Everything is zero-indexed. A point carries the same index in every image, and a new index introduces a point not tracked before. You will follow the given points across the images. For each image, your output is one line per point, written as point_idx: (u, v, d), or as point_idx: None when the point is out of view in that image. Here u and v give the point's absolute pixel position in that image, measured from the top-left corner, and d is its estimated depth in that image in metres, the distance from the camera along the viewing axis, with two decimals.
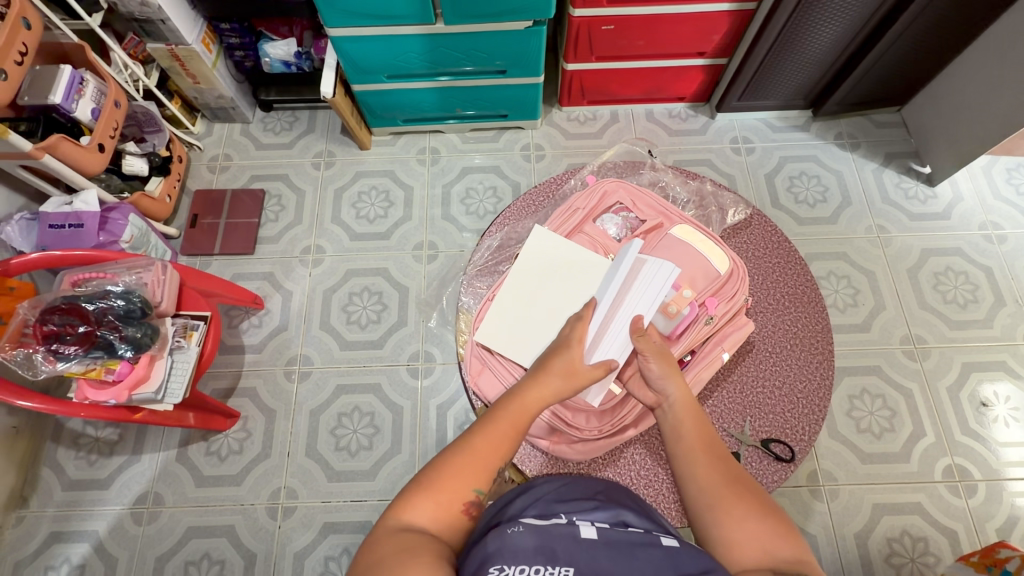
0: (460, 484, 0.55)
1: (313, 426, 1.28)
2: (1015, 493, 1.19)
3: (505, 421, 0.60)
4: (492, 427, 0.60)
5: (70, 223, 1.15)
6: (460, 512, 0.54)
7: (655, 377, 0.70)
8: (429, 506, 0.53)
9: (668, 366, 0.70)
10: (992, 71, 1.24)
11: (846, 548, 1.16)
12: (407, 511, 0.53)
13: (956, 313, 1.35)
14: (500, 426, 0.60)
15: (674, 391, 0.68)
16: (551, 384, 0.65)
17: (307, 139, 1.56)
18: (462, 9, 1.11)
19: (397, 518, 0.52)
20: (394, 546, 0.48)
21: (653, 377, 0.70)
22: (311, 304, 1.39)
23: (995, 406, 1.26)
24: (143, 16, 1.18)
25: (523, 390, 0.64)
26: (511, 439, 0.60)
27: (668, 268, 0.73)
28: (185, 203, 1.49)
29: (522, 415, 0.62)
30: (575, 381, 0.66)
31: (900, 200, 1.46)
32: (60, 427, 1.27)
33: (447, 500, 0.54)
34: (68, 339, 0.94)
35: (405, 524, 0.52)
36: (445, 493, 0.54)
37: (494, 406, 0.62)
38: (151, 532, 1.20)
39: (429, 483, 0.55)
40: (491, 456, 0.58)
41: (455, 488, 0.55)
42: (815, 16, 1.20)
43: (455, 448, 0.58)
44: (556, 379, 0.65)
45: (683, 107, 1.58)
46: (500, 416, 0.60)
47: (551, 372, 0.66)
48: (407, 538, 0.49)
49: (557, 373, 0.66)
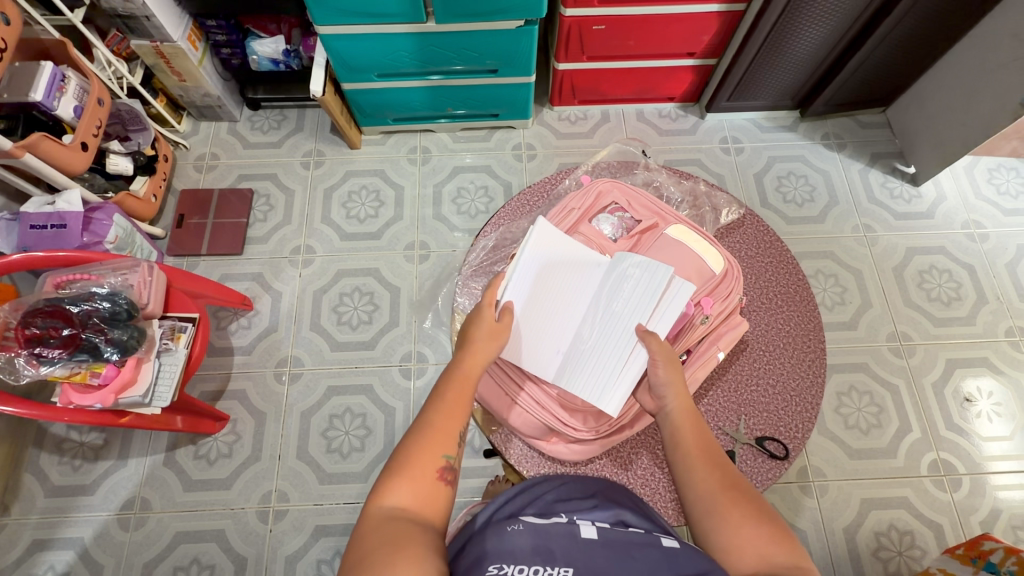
0: (431, 455, 0.57)
1: (304, 428, 1.26)
2: (998, 486, 1.22)
3: (455, 390, 0.64)
4: (444, 397, 0.63)
5: (51, 223, 1.12)
6: (436, 480, 0.56)
7: (659, 382, 0.72)
8: (407, 486, 0.54)
9: (674, 372, 0.73)
10: (975, 73, 1.26)
11: (834, 542, 1.18)
12: (388, 496, 0.53)
13: (941, 310, 1.37)
14: (453, 392, 0.63)
15: (673, 401, 0.71)
16: (484, 349, 0.71)
17: (296, 138, 1.54)
18: (454, 8, 1.10)
19: (379, 505, 0.52)
20: (381, 535, 0.48)
21: (657, 382, 0.73)
22: (301, 304, 1.37)
23: (979, 401, 1.29)
24: (127, 13, 1.16)
25: (459, 361, 0.68)
26: (465, 399, 0.64)
27: (685, 288, 0.75)
28: (171, 202, 1.47)
29: (468, 379, 0.66)
30: (499, 339, 0.74)
31: (885, 200, 1.48)
32: (43, 433, 1.24)
33: (421, 474, 0.55)
34: (52, 343, 0.93)
35: (390, 509, 0.52)
36: (420, 467, 0.56)
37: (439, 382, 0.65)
38: (139, 538, 1.18)
39: (403, 464, 0.56)
40: (451, 423, 0.60)
41: (426, 461, 0.56)
42: (803, 18, 1.21)
43: (419, 426, 0.60)
44: (483, 342, 0.72)
45: (673, 107, 1.59)
46: (449, 385, 0.64)
47: (478, 340, 0.72)
48: (397, 526, 0.50)
49: (483, 338, 0.72)
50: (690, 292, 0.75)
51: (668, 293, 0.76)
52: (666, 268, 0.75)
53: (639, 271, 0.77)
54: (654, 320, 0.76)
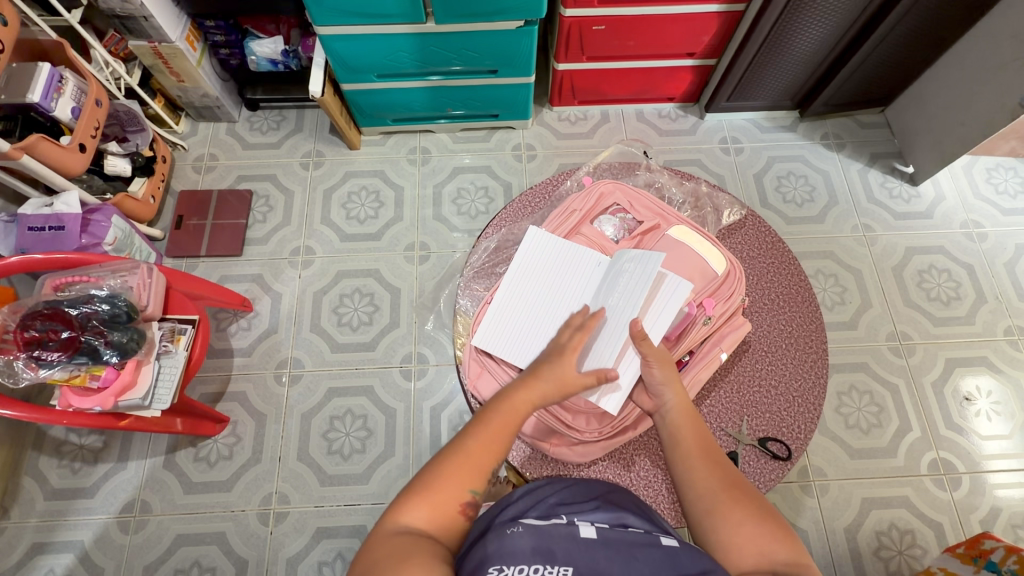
0: (456, 487, 0.57)
1: (304, 429, 1.26)
2: (996, 485, 1.22)
3: (498, 424, 0.62)
4: (485, 429, 0.61)
5: (49, 225, 1.11)
6: (455, 513, 0.57)
7: (655, 382, 0.73)
8: (424, 509, 0.55)
9: (668, 371, 0.73)
10: (974, 72, 1.26)
11: (836, 542, 1.18)
12: (403, 515, 0.55)
13: (940, 310, 1.38)
14: (495, 427, 0.61)
15: (673, 398, 0.71)
16: (546, 391, 0.67)
17: (296, 139, 1.54)
18: (454, 9, 1.10)
19: (393, 522, 0.54)
20: (388, 548, 0.50)
21: (653, 383, 0.73)
22: (301, 305, 1.37)
23: (977, 400, 1.29)
24: (125, 13, 1.15)
25: (517, 390, 0.66)
26: (505, 435, 0.62)
27: (684, 288, 0.75)
28: (170, 204, 1.46)
29: (514, 414, 0.63)
30: (567, 390, 0.68)
31: (884, 200, 1.49)
32: (42, 435, 1.24)
33: (442, 502, 0.56)
34: (51, 345, 0.92)
35: (402, 526, 0.53)
36: (442, 495, 0.56)
37: (487, 407, 0.64)
38: (139, 541, 1.17)
39: (425, 486, 0.57)
40: (485, 459, 0.60)
41: (449, 490, 0.57)
42: (802, 18, 1.21)
43: (452, 452, 0.59)
44: (546, 384, 0.67)
45: (673, 107, 1.59)
46: (493, 416, 0.62)
47: (541, 379, 0.67)
48: (406, 540, 0.51)
49: (547, 380, 0.68)
50: (689, 292, 0.75)
51: (663, 287, 0.76)
52: (658, 256, 0.76)
53: (636, 266, 0.78)
54: (653, 317, 0.75)
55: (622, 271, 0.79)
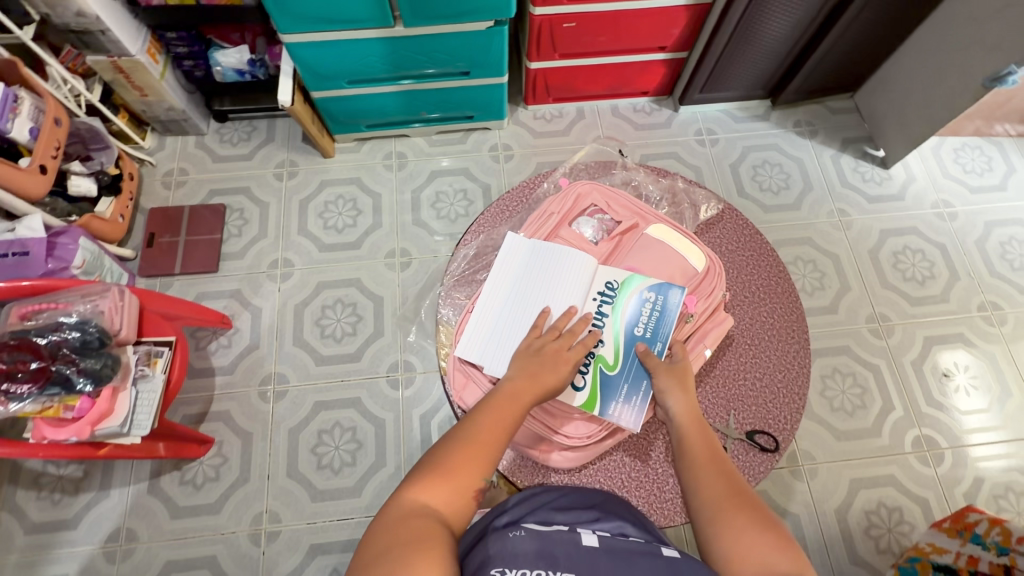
0: (467, 471, 0.59)
1: (293, 445, 1.24)
2: (978, 458, 1.25)
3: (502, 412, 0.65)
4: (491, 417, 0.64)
5: (12, 251, 1.07)
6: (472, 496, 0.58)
7: (661, 389, 0.76)
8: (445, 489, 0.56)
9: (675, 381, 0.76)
10: (936, 56, 1.29)
11: (827, 523, 1.20)
12: (423, 492, 0.56)
13: (916, 289, 1.40)
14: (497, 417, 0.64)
15: (675, 405, 0.75)
16: (552, 375, 0.71)
17: (267, 149, 1.51)
18: (422, 11, 1.08)
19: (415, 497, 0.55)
20: (407, 532, 0.51)
21: (659, 390, 0.76)
22: (282, 319, 1.34)
23: (955, 376, 1.32)
24: (81, 27, 1.11)
25: (512, 378, 0.70)
26: (508, 423, 0.64)
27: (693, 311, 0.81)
28: (140, 221, 1.42)
29: (517, 405, 0.67)
30: (568, 364, 0.73)
31: (858, 183, 1.51)
32: (18, 468, 1.20)
33: (454, 484, 0.57)
34: (20, 377, 0.88)
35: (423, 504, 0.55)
36: (453, 476, 0.58)
37: (493, 396, 0.67)
38: (127, 569, 1.14)
39: (442, 467, 0.58)
40: (489, 448, 0.61)
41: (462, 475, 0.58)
42: (768, 8, 1.22)
43: (459, 437, 0.62)
44: (551, 367, 0.72)
45: (646, 101, 1.59)
46: (498, 406, 0.65)
47: (547, 366, 0.72)
48: (421, 522, 0.52)
49: (550, 363, 0.72)
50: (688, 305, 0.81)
51: None
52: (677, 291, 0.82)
53: (656, 296, 0.82)
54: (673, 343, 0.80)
55: (643, 298, 0.82)
